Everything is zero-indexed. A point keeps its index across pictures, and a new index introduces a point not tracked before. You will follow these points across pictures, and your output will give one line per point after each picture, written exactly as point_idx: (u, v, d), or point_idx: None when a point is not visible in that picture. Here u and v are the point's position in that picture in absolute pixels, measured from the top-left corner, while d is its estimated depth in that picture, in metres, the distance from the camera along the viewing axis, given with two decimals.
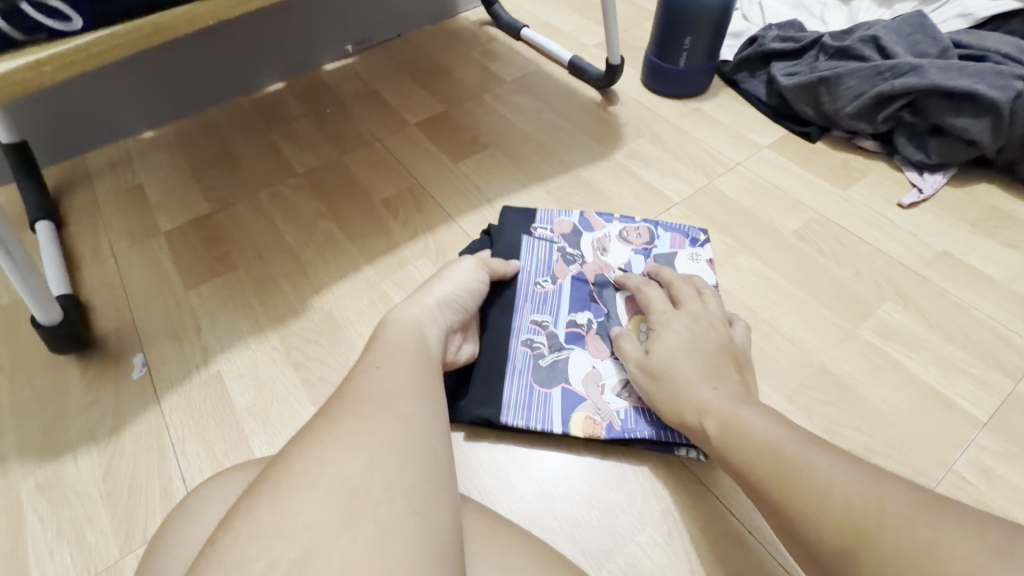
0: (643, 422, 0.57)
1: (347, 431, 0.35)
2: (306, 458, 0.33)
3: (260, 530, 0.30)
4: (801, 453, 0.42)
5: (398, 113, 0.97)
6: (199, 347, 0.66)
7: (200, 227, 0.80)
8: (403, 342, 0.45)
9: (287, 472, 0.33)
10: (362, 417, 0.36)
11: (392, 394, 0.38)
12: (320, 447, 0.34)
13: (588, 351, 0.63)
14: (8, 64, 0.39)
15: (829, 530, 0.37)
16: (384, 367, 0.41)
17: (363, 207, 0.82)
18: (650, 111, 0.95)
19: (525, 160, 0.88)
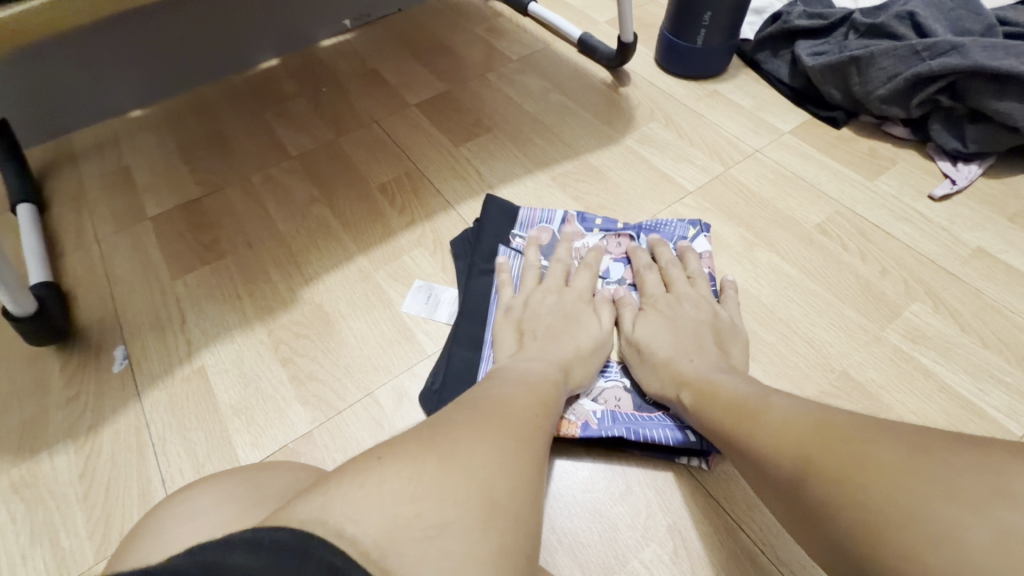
0: (619, 422, 0.53)
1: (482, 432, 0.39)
2: (447, 438, 0.37)
3: (413, 518, 0.31)
4: (758, 395, 0.44)
5: (397, 93, 0.92)
6: (183, 339, 0.63)
7: (188, 211, 0.76)
8: (535, 369, 0.50)
9: (425, 444, 0.36)
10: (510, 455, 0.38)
11: (522, 420, 0.43)
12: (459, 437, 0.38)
13: None
14: None
15: (783, 455, 0.38)
16: (521, 392, 0.46)
17: (358, 192, 0.78)
18: (663, 92, 0.89)
19: (530, 143, 0.83)
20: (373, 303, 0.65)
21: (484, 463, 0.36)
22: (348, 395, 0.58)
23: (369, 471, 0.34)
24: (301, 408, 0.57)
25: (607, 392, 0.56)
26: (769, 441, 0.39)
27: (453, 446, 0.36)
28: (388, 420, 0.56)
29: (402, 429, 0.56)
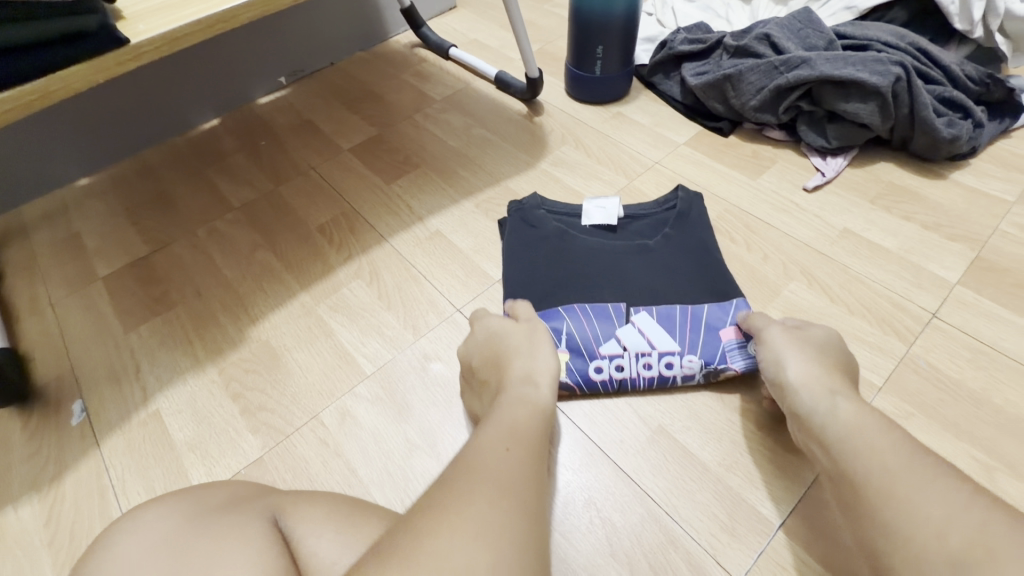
0: (696, 365, 0.62)
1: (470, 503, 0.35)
2: (431, 536, 0.33)
3: None
4: (909, 473, 0.40)
5: (331, 140, 1.00)
6: (137, 387, 0.68)
7: (138, 269, 0.82)
8: (516, 412, 0.48)
9: (412, 549, 0.32)
10: (484, 502, 0.35)
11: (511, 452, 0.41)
12: (449, 526, 0.33)
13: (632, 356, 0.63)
14: None
15: (854, 473, 0.43)
16: (497, 423, 0.46)
17: (299, 234, 0.84)
18: (573, 118, 0.99)
19: (455, 175, 0.91)
20: (316, 335, 0.71)
21: (471, 555, 0.32)
22: (296, 420, 0.64)
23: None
24: (252, 437, 0.62)
25: (661, 357, 0.63)
26: (857, 465, 0.43)
27: (432, 542, 0.32)
28: (333, 438, 0.62)
29: (345, 445, 0.61)
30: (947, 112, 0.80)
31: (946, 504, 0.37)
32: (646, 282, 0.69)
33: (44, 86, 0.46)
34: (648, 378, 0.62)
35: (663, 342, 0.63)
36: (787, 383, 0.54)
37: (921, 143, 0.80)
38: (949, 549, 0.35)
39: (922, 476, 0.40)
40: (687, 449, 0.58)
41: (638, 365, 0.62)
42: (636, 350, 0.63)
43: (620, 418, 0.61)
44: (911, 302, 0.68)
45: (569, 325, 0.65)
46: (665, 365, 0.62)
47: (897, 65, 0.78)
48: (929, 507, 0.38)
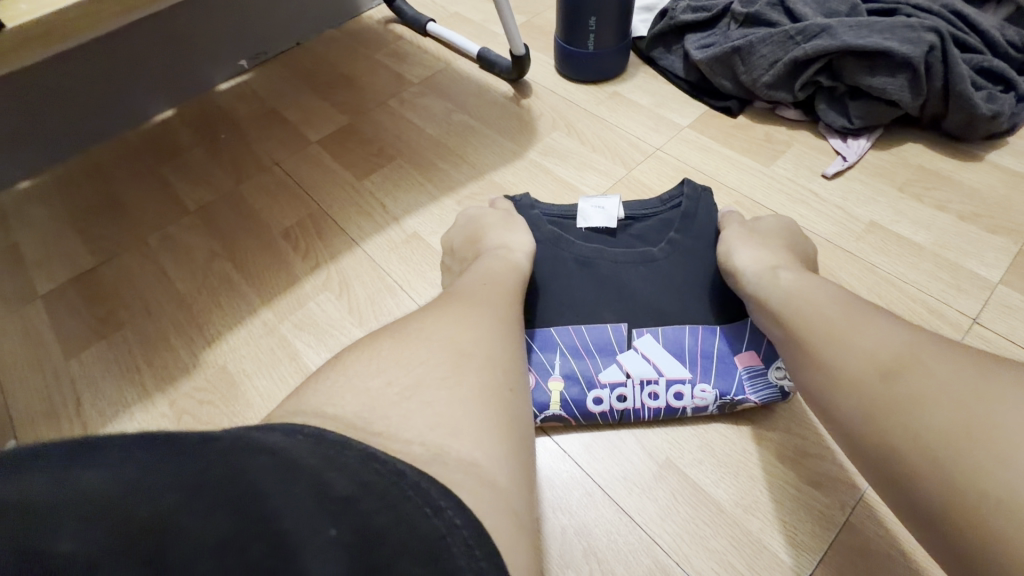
0: (710, 394, 0.55)
1: (449, 321, 0.41)
2: (417, 334, 0.39)
3: (389, 352, 0.38)
4: (854, 314, 0.44)
5: (298, 131, 0.90)
6: (78, 424, 0.60)
7: (82, 284, 0.73)
8: (490, 266, 0.53)
9: (403, 333, 0.40)
10: (460, 314, 0.42)
11: (488, 300, 0.46)
12: (435, 331, 0.40)
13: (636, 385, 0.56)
14: None
15: (797, 320, 0.47)
16: (475, 278, 0.51)
17: (261, 240, 0.76)
18: (565, 100, 0.89)
19: (434, 167, 0.82)
20: (279, 358, 0.63)
21: (456, 331, 0.40)
22: None
23: (353, 365, 0.37)
24: None
25: (670, 386, 0.55)
26: (802, 315, 0.47)
27: (423, 326, 0.40)
28: None
29: None
30: (986, 84, 0.71)
31: (887, 335, 0.41)
32: (648, 300, 0.61)
33: None
34: (654, 410, 0.55)
35: (671, 369, 0.56)
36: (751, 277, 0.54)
37: (955, 121, 0.72)
38: (875, 366, 0.39)
39: (866, 317, 0.43)
40: (699, 487, 0.51)
41: (643, 396, 0.55)
42: (641, 377, 0.56)
43: (622, 453, 0.54)
44: (947, 306, 0.60)
45: (566, 351, 0.58)
46: (673, 395, 0.55)
47: (930, 32, 0.69)
48: (871, 339, 0.41)
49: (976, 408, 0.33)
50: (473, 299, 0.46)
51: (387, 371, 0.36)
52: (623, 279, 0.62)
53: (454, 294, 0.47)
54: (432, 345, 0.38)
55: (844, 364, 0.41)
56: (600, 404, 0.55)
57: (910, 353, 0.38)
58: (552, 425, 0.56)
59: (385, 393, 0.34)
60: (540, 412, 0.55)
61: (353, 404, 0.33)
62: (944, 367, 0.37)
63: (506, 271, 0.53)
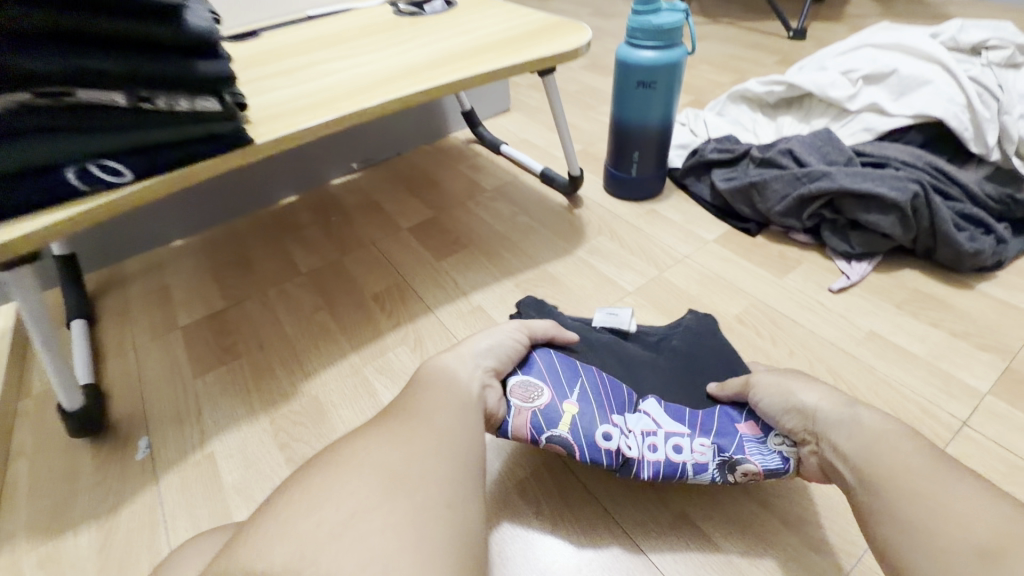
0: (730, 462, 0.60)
1: (369, 457, 0.44)
2: (350, 448, 0.45)
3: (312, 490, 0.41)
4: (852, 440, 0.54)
5: (393, 220, 1.12)
6: (198, 429, 0.74)
7: (213, 321, 0.91)
8: (447, 376, 0.56)
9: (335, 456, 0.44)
10: (401, 431, 0.48)
11: (447, 415, 0.51)
12: (363, 440, 0.46)
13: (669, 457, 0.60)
14: (73, 210, 0.51)
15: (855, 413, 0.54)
16: (433, 402, 0.52)
17: (355, 300, 0.93)
18: (610, 212, 1.08)
19: (498, 256, 1.00)
20: (362, 394, 0.77)
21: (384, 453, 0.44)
22: None
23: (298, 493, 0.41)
24: None
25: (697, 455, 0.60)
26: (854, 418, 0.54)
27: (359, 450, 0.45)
28: None
29: None
30: (968, 226, 0.84)
31: (880, 439, 0.48)
32: (656, 386, 0.68)
33: (191, 170, 0.57)
34: (654, 464, 0.60)
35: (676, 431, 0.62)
36: (794, 405, 0.56)
37: (946, 253, 0.84)
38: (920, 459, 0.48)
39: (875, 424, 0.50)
40: (707, 537, 0.60)
41: (644, 447, 0.61)
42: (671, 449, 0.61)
43: (643, 504, 0.64)
44: (940, 409, 0.69)
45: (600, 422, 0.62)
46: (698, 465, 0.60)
47: (915, 183, 0.84)
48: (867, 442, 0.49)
49: (944, 508, 0.42)
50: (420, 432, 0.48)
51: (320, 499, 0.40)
52: (640, 370, 0.69)
53: (392, 448, 0.45)
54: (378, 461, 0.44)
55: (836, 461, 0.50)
56: (597, 438, 0.59)
57: (891, 457, 0.47)
58: (557, 448, 0.60)
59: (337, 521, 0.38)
60: (547, 431, 0.60)
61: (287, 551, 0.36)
62: (918, 471, 0.45)
63: (471, 399, 0.54)
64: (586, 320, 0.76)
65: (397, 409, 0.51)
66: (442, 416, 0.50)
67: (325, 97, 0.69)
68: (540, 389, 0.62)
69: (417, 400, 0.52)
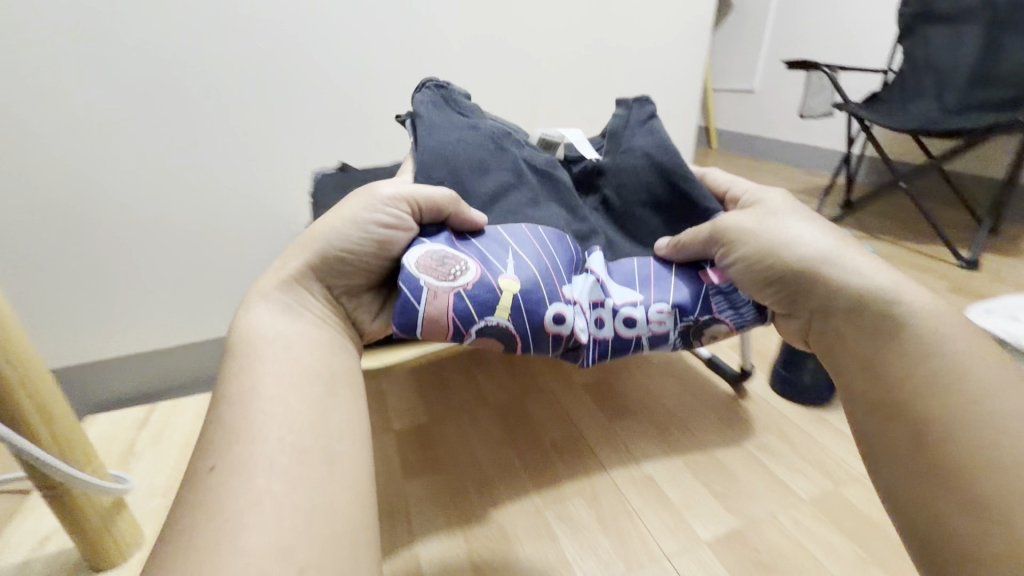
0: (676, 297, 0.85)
1: (232, 532, 0.48)
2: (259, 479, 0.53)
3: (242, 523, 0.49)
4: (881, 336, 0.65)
5: (569, 373, 1.28)
6: (406, 531, 0.88)
7: (420, 433, 1.09)
8: (286, 370, 0.65)
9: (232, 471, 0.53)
10: (262, 441, 0.56)
11: (280, 434, 0.58)
12: (261, 457, 0.55)
13: (624, 313, 0.83)
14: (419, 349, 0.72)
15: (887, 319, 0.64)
16: (259, 405, 0.60)
17: (537, 443, 1.06)
18: (778, 411, 1.14)
19: (668, 431, 1.09)
20: (543, 535, 0.86)
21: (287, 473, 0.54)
22: None
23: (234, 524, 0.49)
24: None
25: (653, 312, 0.84)
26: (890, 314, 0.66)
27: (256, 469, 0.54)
28: None
29: None
30: None
31: (957, 395, 0.57)
32: (593, 228, 0.93)
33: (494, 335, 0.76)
34: (601, 342, 0.82)
35: (638, 304, 0.84)
36: (786, 246, 0.74)
37: None
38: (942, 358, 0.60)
39: (950, 365, 0.59)
40: None
41: (593, 323, 0.82)
42: (619, 306, 0.84)
43: None
44: None
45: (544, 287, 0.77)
46: (630, 323, 0.83)
47: None
48: (926, 342, 0.61)
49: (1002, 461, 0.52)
50: (275, 488, 0.53)
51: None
52: (502, 196, 0.87)
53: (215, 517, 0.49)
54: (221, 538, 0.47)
55: (896, 404, 0.60)
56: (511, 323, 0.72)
57: (975, 436, 0.54)
58: (494, 339, 0.75)
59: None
60: (484, 323, 0.74)
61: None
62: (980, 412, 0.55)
63: (279, 364, 0.65)
64: (472, 128, 0.92)
65: (215, 465, 0.54)
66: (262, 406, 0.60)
67: None
68: (460, 274, 0.75)
69: (238, 404, 0.60)
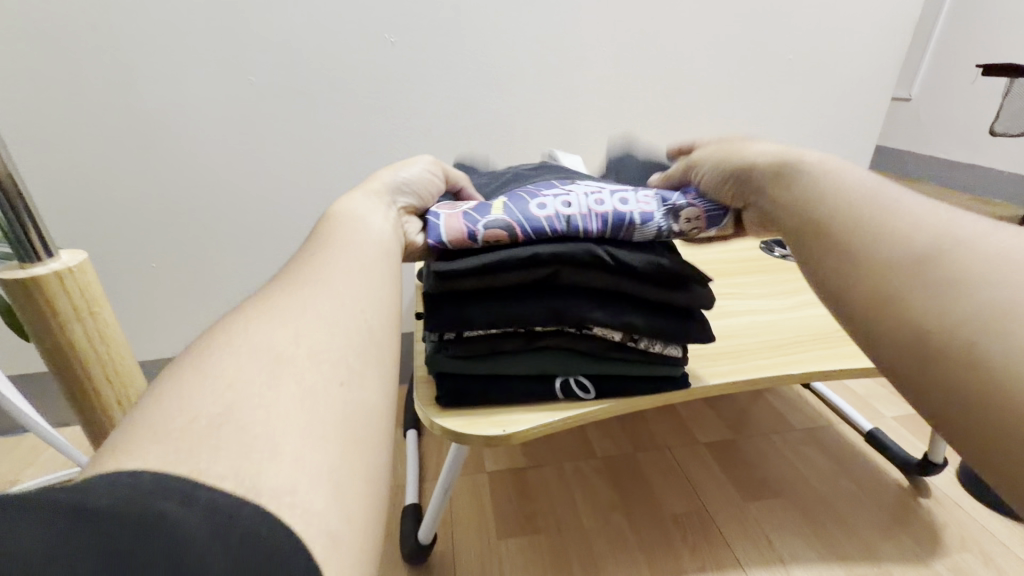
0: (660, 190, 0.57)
1: (291, 325, 0.34)
2: (295, 297, 0.36)
3: (250, 334, 0.32)
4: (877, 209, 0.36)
5: (689, 428, 1.10)
6: None
7: (516, 479, 0.97)
8: (371, 227, 0.46)
9: (280, 288, 0.38)
10: (335, 267, 0.40)
11: (356, 267, 0.41)
12: (317, 275, 0.39)
13: (611, 197, 0.55)
14: (550, 414, 0.59)
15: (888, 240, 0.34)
16: (351, 229, 0.45)
17: (653, 514, 0.90)
18: (974, 521, 0.89)
19: (821, 524, 0.88)
20: None
21: (335, 312, 0.36)
22: None
23: (248, 330, 0.33)
24: None
25: (639, 198, 0.55)
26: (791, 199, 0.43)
27: (307, 283, 0.38)
28: None
29: None
30: None
31: (863, 227, 0.36)
32: None
33: (637, 404, 0.62)
34: (599, 218, 0.53)
35: (620, 190, 0.57)
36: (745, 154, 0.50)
37: None
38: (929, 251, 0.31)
39: (863, 198, 0.38)
40: None
41: (587, 205, 0.54)
42: (584, 194, 0.56)
43: None
44: None
45: (535, 194, 0.57)
46: (617, 204, 0.54)
47: None
48: (822, 190, 0.41)
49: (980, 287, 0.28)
50: (337, 308, 0.36)
51: (218, 369, 0.30)
52: None
53: (269, 303, 0.36)
54: (279, 319, 0.34)
55: (836, 269, 0.36)
56: (528, 220, 0.53)
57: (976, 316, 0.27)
58: (499, 233, 0.52)
59: (153, 429, 0.26)
60: (483, 221, 0.52)
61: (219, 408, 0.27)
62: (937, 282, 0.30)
63: (375, 220, 0.47)
64: None
65: (265, 297, 0.37)
66: (343, 241, 0.43)
67: (733, 346, 0.73)
68: (462, 203, 0.58)
69: (316, 245, 0.43)
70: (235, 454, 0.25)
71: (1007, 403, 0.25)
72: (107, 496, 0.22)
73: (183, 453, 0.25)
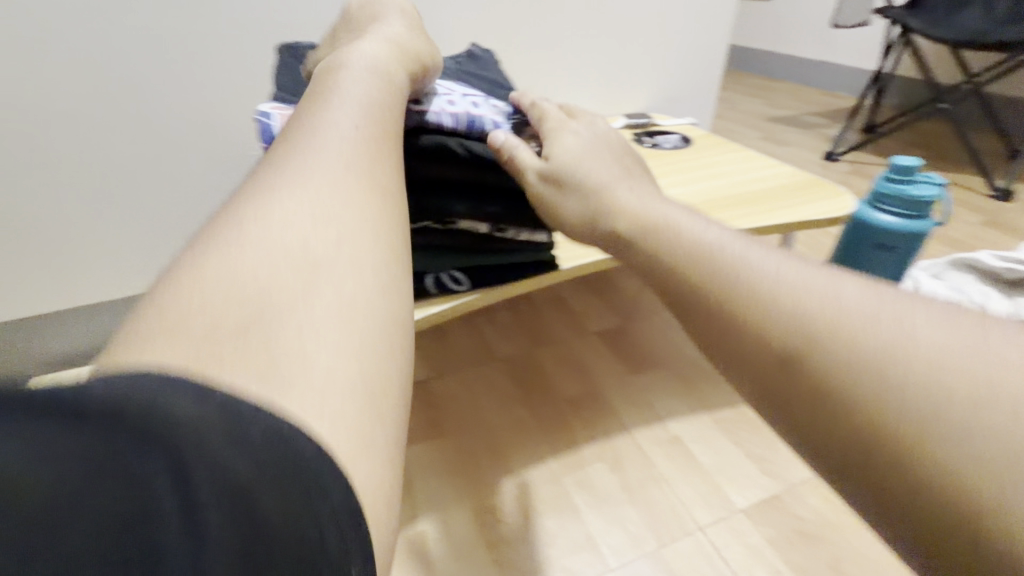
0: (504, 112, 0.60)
1: (307, 196, 0.28)
2: (307, 164, 0.30)
3: (265, 209, 0.27)
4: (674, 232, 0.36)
5: (581, 320, 1.17)
6: (410, 501, 0.79)
7: (421, 391, 0.98)
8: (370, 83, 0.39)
9: (294, 157, 0.31)
10: (341, 127, 0.33)
11: (371, 123, 0.35)
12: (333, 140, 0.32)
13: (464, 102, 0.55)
14: (425, 310, 0.60)
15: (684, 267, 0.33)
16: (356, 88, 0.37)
17: (551, 401, 0.96)
18: None
19: (693, 384, 1.01)
20: (564, 505, 0.79)
21: (344, 181, 0.30)
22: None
23: (265, 209, 0.27)
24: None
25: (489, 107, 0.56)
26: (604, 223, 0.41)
27: (308, 150, 0.31)
28: None
29: None
30: None
31: (671, 254, 0.35)
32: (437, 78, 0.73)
33: (511, 290, 0.64)
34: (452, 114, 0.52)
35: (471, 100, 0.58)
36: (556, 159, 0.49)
37: None
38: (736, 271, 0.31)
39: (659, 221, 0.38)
40: None
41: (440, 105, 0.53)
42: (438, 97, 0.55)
43: None
44: None
45: None
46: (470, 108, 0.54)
47: None
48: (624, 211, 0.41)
49: (775, 285, 0.29)
50: (353, 166, 0.31)
51: (248, 252, 0.25)
52: None
53: (302, 194, 0.28)
54: (305, 200, 0.28)
55: (651, 275, 0.36)
56: None
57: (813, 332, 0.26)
58: None
59: (175, 325, 0.22)
60: None
61: (236, 302, 0.23)
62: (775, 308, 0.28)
63: (377, 72, 0.40)
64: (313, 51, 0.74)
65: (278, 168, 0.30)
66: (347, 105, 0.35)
67: None
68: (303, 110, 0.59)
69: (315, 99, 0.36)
70: (260, 358, 0.22)
71: (874, 414, 0.23)
72: (93, 415, 0.16)
73: (215, 367, 0.21)
